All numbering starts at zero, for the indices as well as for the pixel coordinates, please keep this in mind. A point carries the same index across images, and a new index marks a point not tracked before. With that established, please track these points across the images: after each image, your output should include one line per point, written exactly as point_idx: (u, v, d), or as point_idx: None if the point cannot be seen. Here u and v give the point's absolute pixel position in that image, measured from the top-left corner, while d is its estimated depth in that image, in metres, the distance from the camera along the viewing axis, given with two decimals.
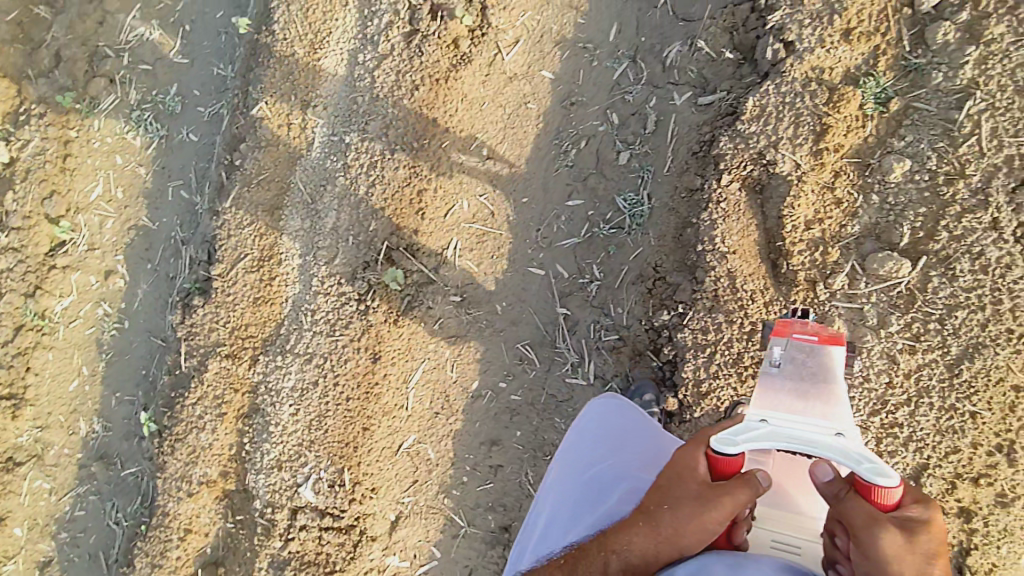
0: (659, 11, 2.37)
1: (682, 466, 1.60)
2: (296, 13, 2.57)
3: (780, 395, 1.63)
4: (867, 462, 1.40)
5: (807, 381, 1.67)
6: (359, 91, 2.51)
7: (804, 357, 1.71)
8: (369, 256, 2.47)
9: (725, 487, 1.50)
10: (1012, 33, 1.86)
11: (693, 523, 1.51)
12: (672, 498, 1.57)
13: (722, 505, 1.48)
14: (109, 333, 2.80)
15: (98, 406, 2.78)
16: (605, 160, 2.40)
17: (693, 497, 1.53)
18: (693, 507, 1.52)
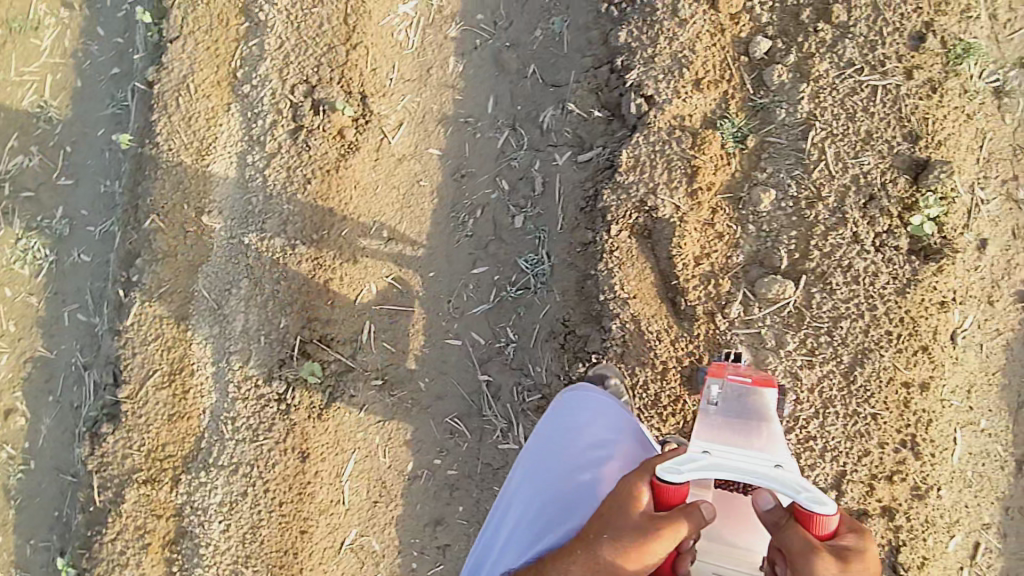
0: (529, 80, 2.43)
1: (622, 491, 1.44)
2: (179, 125, 2.62)
3: (714, 427, 1.52)
4: (806, 493, 1.30)
5: (741, 416, 1.56)
6: (253, 193, 2.51)
7: (739, 393, 1.62)
8: (282, 354, 2.42)
9: (667, 519, 1.37)
10: (836, 67, 1.98)
11: (636, 557, 1.38)
12: (613, 529, 1.41)
13: (664, 538, 1.36)
14: (14, 477, 2.81)
15: (13, 557, 2.77)
16: (502, 225, 2.41)
17: (634, 529, 1.38)
18: (631, 538, 1.38)
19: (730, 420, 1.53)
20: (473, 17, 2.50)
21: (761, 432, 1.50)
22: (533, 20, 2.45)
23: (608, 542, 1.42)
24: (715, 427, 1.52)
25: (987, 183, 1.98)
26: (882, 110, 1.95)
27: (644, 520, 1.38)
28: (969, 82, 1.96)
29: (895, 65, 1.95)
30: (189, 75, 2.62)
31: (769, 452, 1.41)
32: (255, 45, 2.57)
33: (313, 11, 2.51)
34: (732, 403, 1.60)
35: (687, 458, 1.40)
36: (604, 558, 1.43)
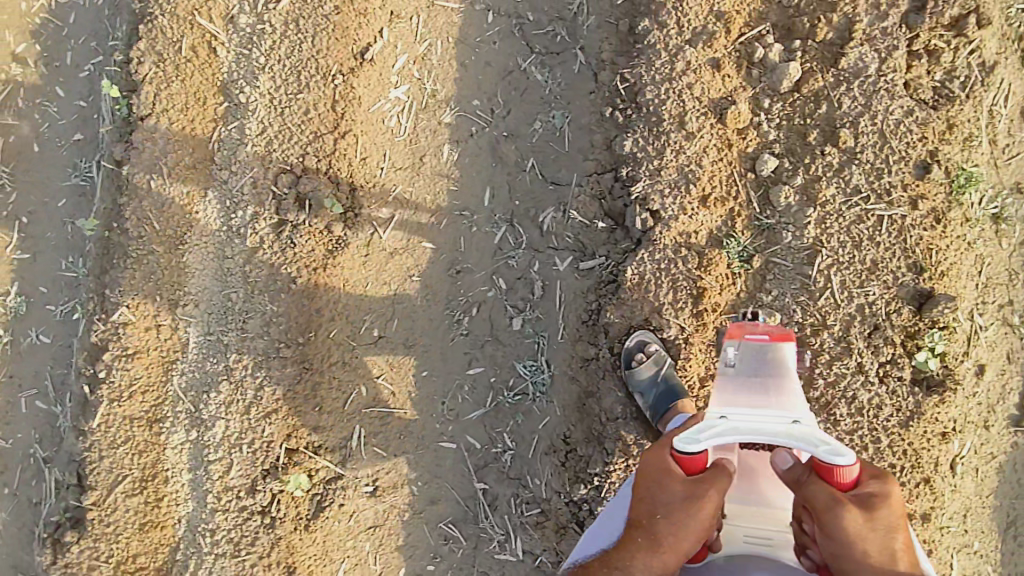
0: (529, 174, 2.36)
1: (650, 470, 1.57)
2: (151, 209, 2.45)
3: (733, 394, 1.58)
4: (825, 445, 1.41)
5: (761, 377, 1.58)
6: (232, 288, 2.37)
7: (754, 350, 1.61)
8: (265, 464, 2.30)
9: (704, 478, 1.50)
10: (842, 193, 1.98)
11: (693, 521, 1.49)
12: (660, 508, 1.52)
13: (709, 494, 1.47)
14: None
15: None
16: (499, 326, 2.35)
17: (680, 496, 1.50)
18: (681, 505, 1.50)
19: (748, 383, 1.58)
20: (469, 103, 2.41)
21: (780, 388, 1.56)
22: (533, 112, 2.38)
23: (661, 522, 1.52)
24: (735, 390, 1.58)
25: (985, 309, 2.00)
26: (887, 239, 1.94)
27: (687, 487, 1.50)
28: (970, 210, 1.98)
29: (900, 194, 1.95)
30: (162, 156, 2.45)
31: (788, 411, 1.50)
32: (235, 128, 2.41)
33: (298, 96, 2.36)
34: (749, 362, 1.59)
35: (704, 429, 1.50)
36: (664, 537, 1.51)
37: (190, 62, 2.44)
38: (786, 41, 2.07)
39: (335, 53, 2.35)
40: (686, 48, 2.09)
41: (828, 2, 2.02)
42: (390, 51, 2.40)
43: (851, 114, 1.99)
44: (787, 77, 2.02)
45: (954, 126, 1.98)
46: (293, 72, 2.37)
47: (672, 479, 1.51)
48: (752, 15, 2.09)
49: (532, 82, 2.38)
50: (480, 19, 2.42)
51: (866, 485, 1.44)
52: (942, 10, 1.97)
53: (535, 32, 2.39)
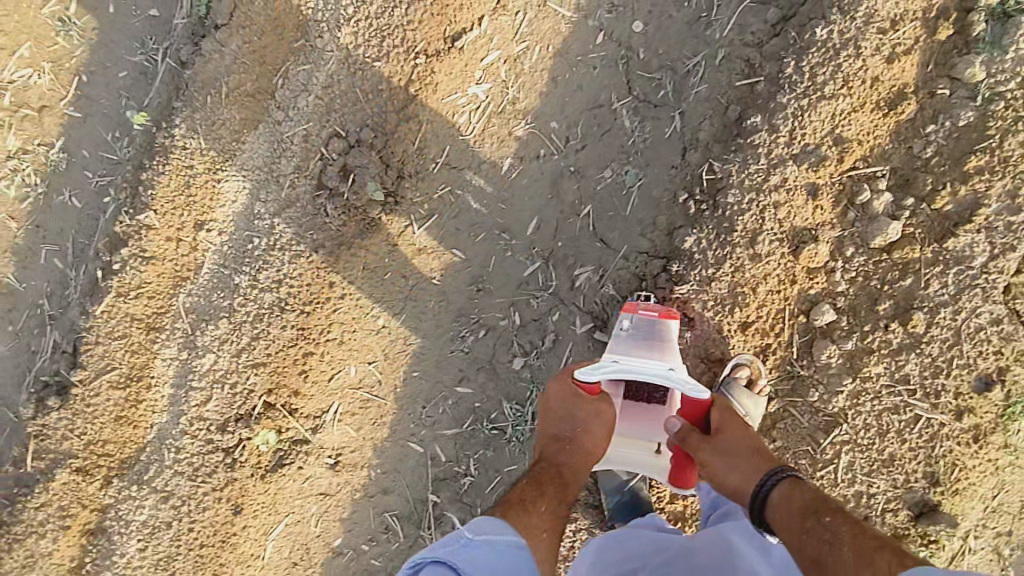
0: (581, 221, 2.23)
1: (561, 398, 1.80)
2: (200, 123, 2.39)
3: (625, 346, 1.75)
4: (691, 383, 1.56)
5: (651, 341, 1.73)
6: (257, 233, 2.35)
7: (646, 322, 1.79)
8: (241, 409, 2.35)
9: (603, 399, 1.76)
10: (888, 375, 1.84)
11: (604, 429, 1.73)
12: (578, 421, 1.74)
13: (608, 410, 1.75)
14: None
15: None
16: (499, 359, 2.32)
17: (591, 412, 1.73)
18: (592, 416, 1.73)
19: (640, 341, 1.74)
20: (548, 123, 2.24)
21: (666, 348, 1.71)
22: (607, 156, 2.20)
23: (583, 433, 1.73)
24: (627, 346, 1.74)
25: (982, 533, 1.86)
26: (914, 440, 1.83)
27: (595, 403, 1.74)
28: (1015, 437, 1.81)
29: (948, 400, 1.80)
30: (226, 74, 2.37)
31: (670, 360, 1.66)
32: (303, 73, 2.29)
33: (373, 63, 2.23)
34: (642, 332, 1.78)
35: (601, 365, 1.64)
36: (582, 448, 1.73)
37: None
38: (898, 192, 1.86)
39: (426, 28, 2.20)
40: (789, 163, 1.88)
41: (962, 170, 1.78)
42: (483, 44, 2.23)
43: (932, 300, 1.81)
44: (884, 235, 1.82)
45: None
46: (377, 35, 2.22)
47: (582, 404, 1.74)
48: (874, 150, 1.87)
49: (619, 125, 2.19)
50: (589, 37, 2.20)
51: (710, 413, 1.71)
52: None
53: (641, 74, 2.17)
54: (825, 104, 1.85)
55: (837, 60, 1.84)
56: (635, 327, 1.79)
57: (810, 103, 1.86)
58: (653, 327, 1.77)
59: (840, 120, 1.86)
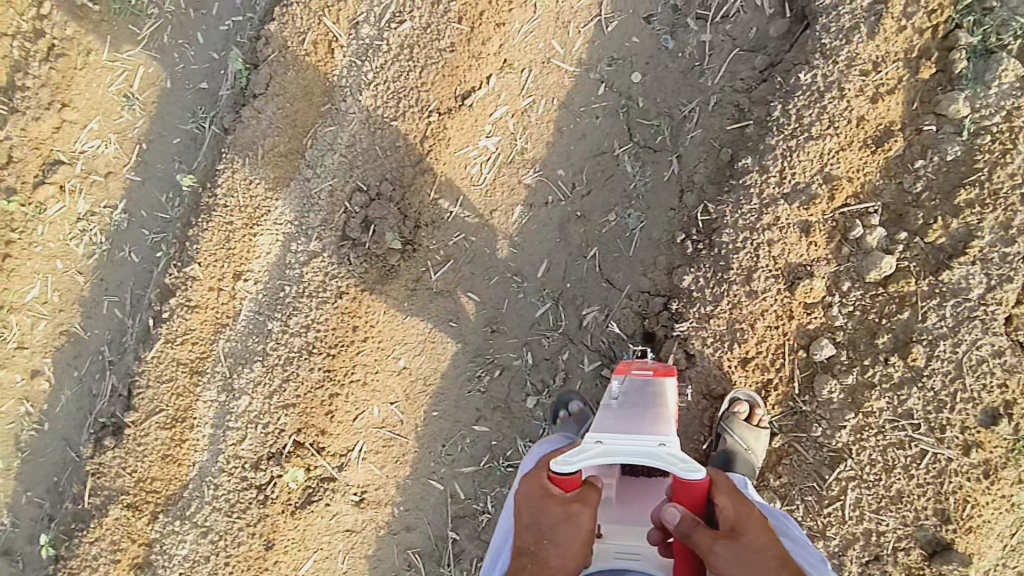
0: (587, 262, 2.32)
1: (527, 500, 1.56)
2: (239, 182, 2.61)
3: (611, 418, 1.64)
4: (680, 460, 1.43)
5: (641, 404, 1.70)
6: (288, 282, 2.55)
7: (638, 387, 1.81)
8: (274, 447, 2.49)
9: (577, 498, 1.53)
10: (890, 410, 1.85)
11: (576, 537, 1.50)
12: (545, 529, 1.51)
13: (583, 513, 1.51)
14: (27, 432, 2.94)
15: (9, 501, 2.91)
16: (513, 398, 2.41)
17: (557, 517, 1.50)
18: (561, 523, 1.50)
19: (631, 408, 1.69)
20: (554, 171, 2.35)
21: (660, 411, 1.66)
22: (611, 201, 2.30)
23: (551, 541, 1.52)
24: (611, 421, 1.60)
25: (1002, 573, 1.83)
26: (922, 475, 1.82)
27: (565, 507, 1.51)
28: None
29: (954, 435, 1.80)
30: (262, 138, 2.59)
31: (658, 429, 1.51)
32: (329, 133, 2.50)
33: (392, 122, 2.42)
34: (633, 395, 1.78)
35: (581, 452, 1.48)
36: (550, 560, 1.51)
37: (310, 57, 2.54)
38: (892, 227, 1.92)
39: (438, 89, 2.37)
40: (780, 202, 1.95)
41: (954, 204, 1.84)
42: (492, 100, 2.38)
43: (931, 332, 1.83)
44: (878, 269, 1.87)
45: None
46: (394, 96, 2.41)
47: (550, 506, 1.51)
48: (865, 186, 1.94)
49: (621, 170, 2.29)
50: (591, 89, 2.32)
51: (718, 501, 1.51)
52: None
53: (641, 121, 2.27)
54: (812, 144, 1.93)
55: (822, 103, 1.93)
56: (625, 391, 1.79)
57: (798, 143, 1.94)
58: (646, 387, 1.78)
59: (829, 158, 1.93)
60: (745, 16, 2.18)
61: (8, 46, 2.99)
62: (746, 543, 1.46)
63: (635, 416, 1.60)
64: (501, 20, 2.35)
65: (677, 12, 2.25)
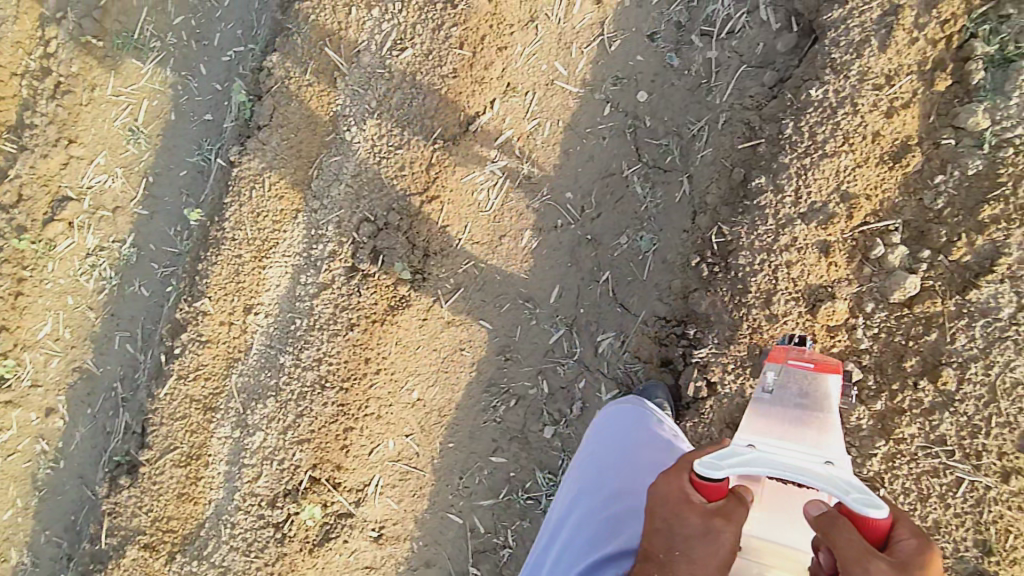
0: (600, 287, 2.28)
1: (659, 500, 1.23)
2: (247, 215, 2.59)
3: (769, 422, 1.38)
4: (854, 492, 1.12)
5: (802, 409, 1.44)
6: (298, 314, 2.52)
7: (795, 381, 1.54)
8: (290, 484, 2.46)
9: (719, 511, 1.18)
10: (922, 436, 1.83)
11: (711, 563, 1.15)
12: (674, 541, 1.18)
13: (727, 531, 1.16)
14: (44, 470, 2.93)
15: (27, 540, 2.90)
16: (530, 427, 2.36)
17: (697, 529, 1.16)
18: (698, 537, 1.16)
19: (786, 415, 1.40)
20: (562, 194, 2.30)
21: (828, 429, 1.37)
22: (622, 223, 2.25)
23: (678, 560, 1.17)
24: (766, 430, 1.35)
25: None
26: (959, 504, 1.79)
27: (704, 518, 1.16)
28: None
29: (991, 461, 1.77)
30: (268, 170, 2.57)
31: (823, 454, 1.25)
32: (336, 162, 2.47)
33: (397, 150, 2.39)
34: (790, 394, 1.50)
35: (729, 455, 1.22)
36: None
37: (312, 87, 2.51)
38: (914, 245, 1.88)
39: (443, 117, 2.35)
40: (797, 222, 1.94)
41: (978, 220, 1.80)
42: (497, 124, 2.34)
43: (960, 355, 1.80)
44: (902, 290, 1.84)
45: None
46: (400, 125, 2.38)
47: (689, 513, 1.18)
48: (884, 204, 1.90)
49: (631, 192, 2.24)
50: (596, 109, 2.27)
51: (903, 532, 1.09)
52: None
53: (649, 141, 2.22)
54: (827, 162, 1.91)
55: (835, 119, 1.91)
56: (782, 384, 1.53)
57: (813, 161, 1.92)
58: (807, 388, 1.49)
59: (845, 176, 1.91)
60: (751, 32, 2.12)
61: (18, 85, 3.02)
62: None
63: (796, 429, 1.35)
64: (503, 44, 2.32)
65: (681, 29, 2.20)
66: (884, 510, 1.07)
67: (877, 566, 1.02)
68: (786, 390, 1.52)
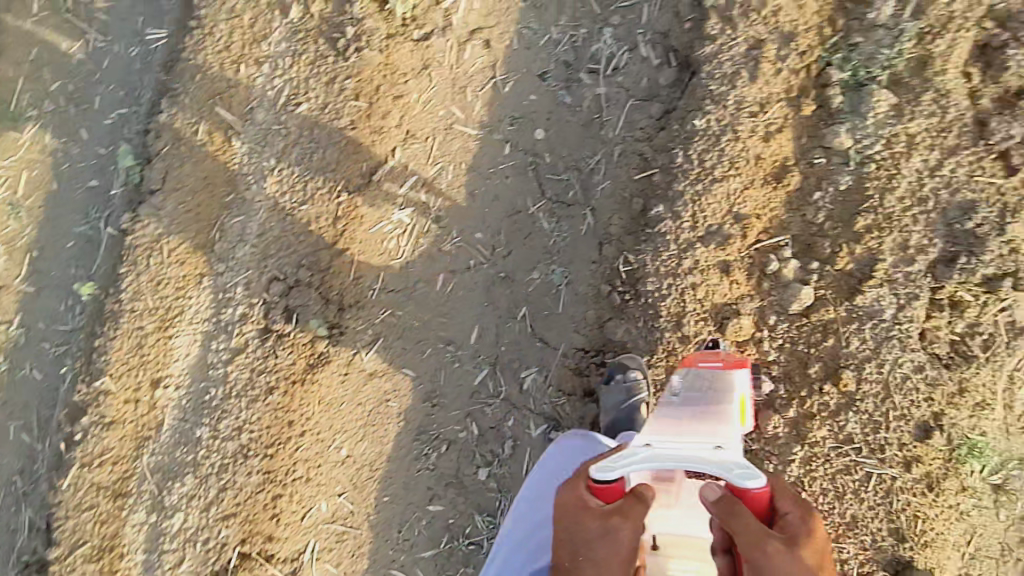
0: (518, 323, 2.30)
1: (566, 509, 1.55)
2: (147, 284, 2.47)
3: (666, 422, 1.59)
4: (736, 467, 1.36)
5: (704, 403, 1.61)
6: (212, 383, 2.40)
7: (700, 382, 1.69)
8: (218, 563, 2.34)
9: (617, 511, 1.48)
10: (833, 437, 1.95)
11: (616, 552, 1.47)
12: (584, 540, 1.50)
13: (624, 527, 1.47)
14: None
15: None
16: (464, 471, 2.34)
17: (597, 531, 1.48)
18: (600, 535, 1.48)
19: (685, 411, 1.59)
20: (472, 235, 2.31)
21: (725, 414, 1.52)
22: (533, 259, 2.29)
23: (591, 554, 1.50)
24: (663, 425, 1.57)
25: None
26: (871, 498, 1.92)
27: (603, 519, 1.48)
28: (970, 480, 1.90)
29: (894, 453, 1.91)
30: (166, 236, 2.46)
31: (713, 437, 1.44)
32: (238, 223, 2.40)
33: (301, 206, 2.34)
34: (693, 393, 1.67)
35: (625, 458, 1.46)
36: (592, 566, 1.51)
37: (206, 147, 2.43)
38: (804, 258, 2.01)
39: (345, 168, 2.33)
40: (697, 246, 2.03)
41: (855, 230, 1.95)
42: (400, 171, 2.33)
43: (856, 357, 1.93)
44: (799, 301, 1.96)
45: (965, 390, 1.90)
46: (302, 180, 2.34)
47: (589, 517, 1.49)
48: (773, 222, 2.03)
49: (538, 228, 2.28)
50: (497, 149, 2.31)
51: (782, 502, 1.46)
52: (975, 267, 1.87)
53: (550, 177, 2.28)
54: (718, 187, 2.02)
55: (720, 145, 2.03)
56: (688, 385, 1.70)
57: (705, 188, 2.03)
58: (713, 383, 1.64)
59: (735, 199, 2.02)
60: (634, 68, 2.22)
61: None
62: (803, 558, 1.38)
63: (697, 420, 1.53)
64: (398, 92, 2.32)
65: (569, 68, 2.27)
66: (759, 479, 1.35)
67: (771, 543, 1.36)
68: (695, 389, 1.68)
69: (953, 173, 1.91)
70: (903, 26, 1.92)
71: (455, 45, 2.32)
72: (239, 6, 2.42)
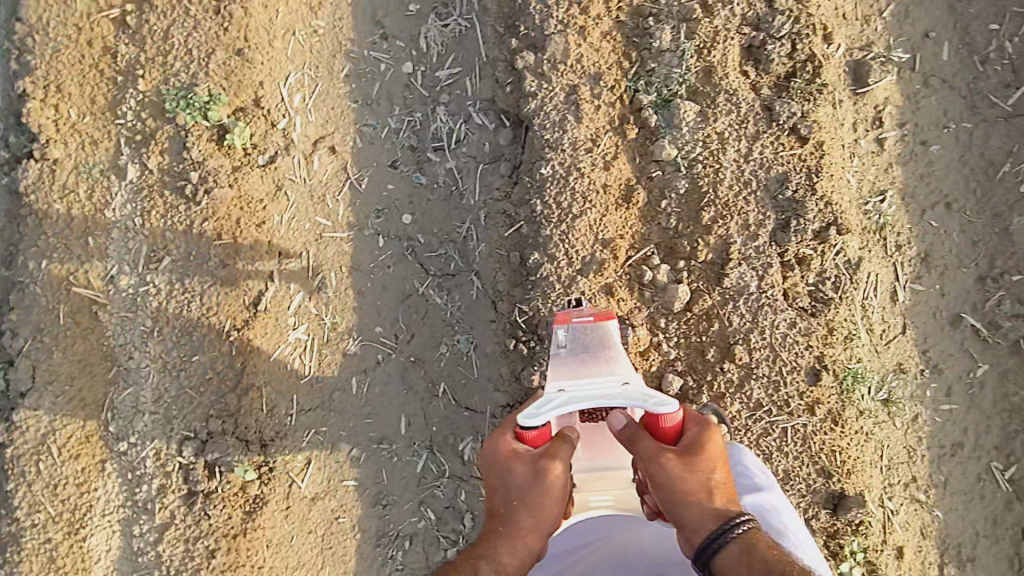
0: (441, 400, 2.35)
1: (496, 458, 1.64)
2: (42, 492, 2.28)
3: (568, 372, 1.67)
4: (652, 398, 1.53)
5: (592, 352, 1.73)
6: (147, 569, 2.26)
7: (584, 332, 1.77)
8: None
9: (546, 454, 1.58)
10: (746, 408, 2.16)
11: (548, 490, 1.59)
12: (515, 483, 1.61)
13: (554, 467, 1.57)
14: None
15: None
16: (434, 559, 2.33)
17: (529, 471, 1.59)
18: (531, 476, 1.59)
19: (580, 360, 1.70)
20: (372, 330, 2.36)
21: (605, 352, 1.71)
22: (436, 335, 2.37)
23: (525, 495, 1.61)
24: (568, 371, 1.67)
25: (891, 492, 2.19)
26: (794, 449, 2.14)
27: (533, 464, 1.59)
28: (864, 403, 2.18)
29: (798, 403, 2.14)
30: (50, 434, 2.30)
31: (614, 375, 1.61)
32: (128, 395, 2.30)
33: (192, 358, 2.29)
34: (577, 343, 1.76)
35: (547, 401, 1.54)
36: (529, 505, 1.62)
37: (72, 330, 2.33)
38: (670, 260, 2.23)
39: (227, 307, 2.30)
40: (579, 278, 2.20)
41: (703, 225, 2.20)
42: (283, 293, 2.34)
43: (741, 331, 2.16)
44: (679, 299, 2.17)
45: (834, 328, 2.18)
46: (185, 331, 2.29)
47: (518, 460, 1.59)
48: (635, 237, 2.24)
49: (432, 305, 2.37)
50: (371, 244, 2.38)
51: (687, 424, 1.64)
52: (804, 227, 2.18)
53: (428, 255, 2.38)
54: (580, 221, 2.21)
55: (570, 185, 2.22)
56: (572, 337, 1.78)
57: (569, 226, 2.21)
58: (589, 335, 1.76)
59: (598, 227, 2.22)
60: (474, 136, 2.40)
61: None
62: (696, 467, 1.59)
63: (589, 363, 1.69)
64: (260, 219, 2.34)
65: (415, 151, 2.41)
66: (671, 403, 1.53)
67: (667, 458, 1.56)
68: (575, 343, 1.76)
69: (762, 154, 2.22)
70: (683, 46, 2.23)
71: (302, 159, 2.39)
72: (70, 181, 2.36)
